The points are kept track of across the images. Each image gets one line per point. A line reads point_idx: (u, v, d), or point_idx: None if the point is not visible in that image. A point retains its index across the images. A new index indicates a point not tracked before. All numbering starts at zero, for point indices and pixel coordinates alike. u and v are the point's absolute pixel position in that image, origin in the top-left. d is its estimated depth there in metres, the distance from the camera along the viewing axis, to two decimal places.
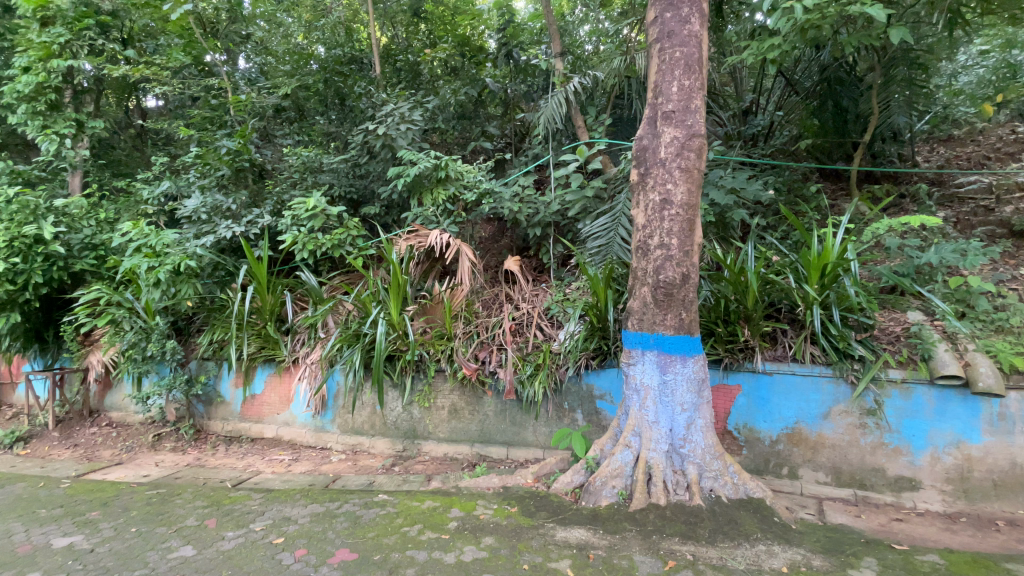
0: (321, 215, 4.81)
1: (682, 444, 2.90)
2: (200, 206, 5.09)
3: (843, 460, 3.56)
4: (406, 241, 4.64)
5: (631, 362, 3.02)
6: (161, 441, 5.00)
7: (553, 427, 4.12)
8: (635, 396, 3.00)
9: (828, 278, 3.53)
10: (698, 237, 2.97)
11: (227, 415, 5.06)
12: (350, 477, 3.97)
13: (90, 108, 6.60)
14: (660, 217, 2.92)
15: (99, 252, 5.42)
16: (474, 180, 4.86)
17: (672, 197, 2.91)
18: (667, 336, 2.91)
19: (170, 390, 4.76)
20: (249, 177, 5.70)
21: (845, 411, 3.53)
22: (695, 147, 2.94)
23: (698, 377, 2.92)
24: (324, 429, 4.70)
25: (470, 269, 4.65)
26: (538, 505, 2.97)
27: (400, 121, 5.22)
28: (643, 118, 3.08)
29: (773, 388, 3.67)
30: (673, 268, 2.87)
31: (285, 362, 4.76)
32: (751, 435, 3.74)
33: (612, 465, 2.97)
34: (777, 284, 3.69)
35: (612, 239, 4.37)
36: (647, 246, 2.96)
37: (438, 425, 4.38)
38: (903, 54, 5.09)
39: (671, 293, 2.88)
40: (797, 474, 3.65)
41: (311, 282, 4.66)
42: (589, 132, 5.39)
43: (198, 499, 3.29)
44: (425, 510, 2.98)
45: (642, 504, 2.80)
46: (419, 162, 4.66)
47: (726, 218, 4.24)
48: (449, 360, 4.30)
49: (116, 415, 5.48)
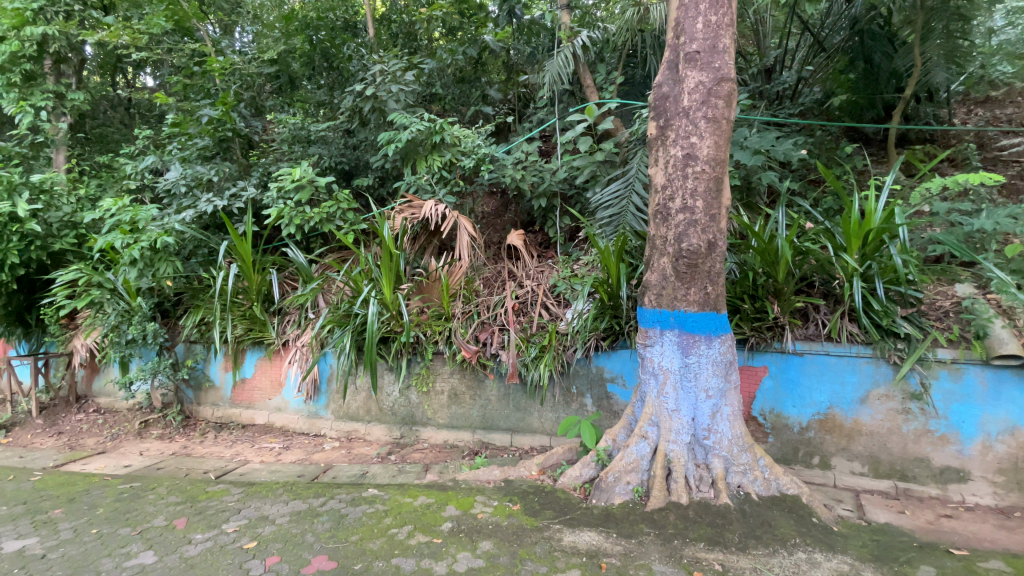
0: (307, 186, 4.46)
1: (706, 435, 2.55)
2: (179, 178, 4.72)
3: (882, 449, 3.24)
4: (400, 213, 4.27)
5: (648, 343, 2.66)
6: (148, 428, 4.77)
7: (560, 413, 3.83)
8: (652, 381, 2.64)
9: (871, 247, 3.13)
10: (727, 200, 2.57)
11: (218, 401, 4.82)
12: (342, 467, 3.70)
13: (72, 80, 6.25)
14: (682, 175, 2.53)
15: (78, 231, 5.11)
16: (472, 145, 4.44)
17: (697, 150, 2.51)
18: (689, 312, 2.54)
19: (154, 375, 4.51)
20: (234, 149, 5.34)
21: (885, 395, 3.20)
22: (724, 94, 2.53)
23: (725, 360, 2.56)
24: (317, 415, 4.42)
25: (469, 243, 4.29)
26: (543, 502, 2.63)
27: (391, 82, 4.80)
28: (663, 64, 2.68)
29: (803, 370, 3.34)
30: (698, 235, 2.49)
31: (274, 344, 4.46)
32: (778, 421, 3.42)
33: (625, 459, 2.60)
34: (813, 255, 3.29)
35: (625, 208, 3.95)
36: (668, 211, 2.57)
37: (437, 411, 4.09)
38: (942, 5, 4.59)
39: (695, 264, 2.49)
40: (830, 464, 3.34)
41: (299, 260, 4.34)
42: (599, 92, 4.95)
43: (171, 495, 3.03)
44: (416, 508, 2.68)
45: (660, 503, 2.45)
46: (412, 126, 4.24)
47: (752, 182, 3.81)
48: (447, 342, 3.97)
49: (106, 401, 5.27)
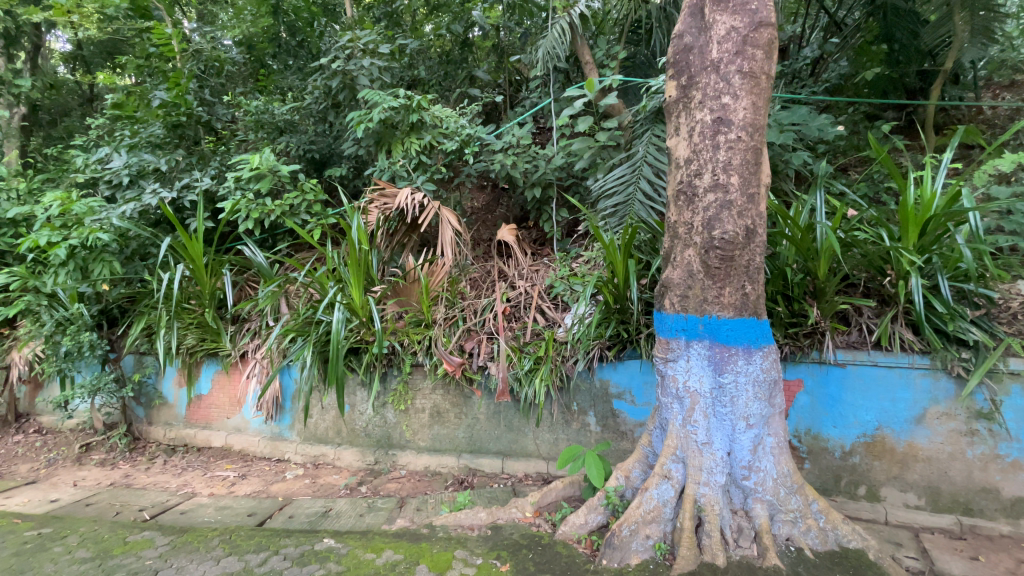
0: (268, 175, 3.91)
1: (745, 475, 2.02)
2: (122, 167, 4.17)
3: (941, 477, 2.72)
4: (373, 204, 3.72)
5: (669, 358, 2.12)
6: (89, 453, 4.19)
7: (559, 435, 3.30)
8: (676, 406, 2.10)
9: (930, 237, 2.60)
10: (766, 176, 2.06)
11: (171, 420, 4.25)
12: (302, 502, 3.15)
13: (20, 64, 5.67)
14: (713, 145, 2.00)
15: (16, 229, 4.53)
16: (455, 126, 3.88)
17: (731, 113, 1.98)
18: (723, 319, 2.01)
19: (93, 392, 3.94)
20: (193, 137, 4.77)
21: (945, 414, 2.68)
22: (764, 42, 2.00)
23: (769, 379, 2.03)
24: (281, 436, 3.87)
25: (453, 240, 3.71)
26: (540, 561, 2.09)
27: (364, 59, 4.25)
28: (683, 10, 2.14)
29: (846, 384, 2.82)
30: (734, 220, 1.96)
31: (230, 356, 3.90)
32: (816, 445, 2.90)
33: (644, 506, 2.06)
34: (859, 248, 2.76)
35: (632, 195, 3.41)
36: (694, 190, 2.03)
37: (417, 432, 3.54)
38: None
39: (731, 256, 1.96)
40: (878, 496, 2.82)
41: (258, 259, 3.77)
42: (599, 69, 4.40)
43: (82, 549, 2.49)
44: (378, 568, 2.13)
45: (690, 565, 1.91)
46: (384, 103, 3.70)
47: (779, 164, 3.29)
48: (427, 353, 3.42)
49: (49, 421, 4.68)
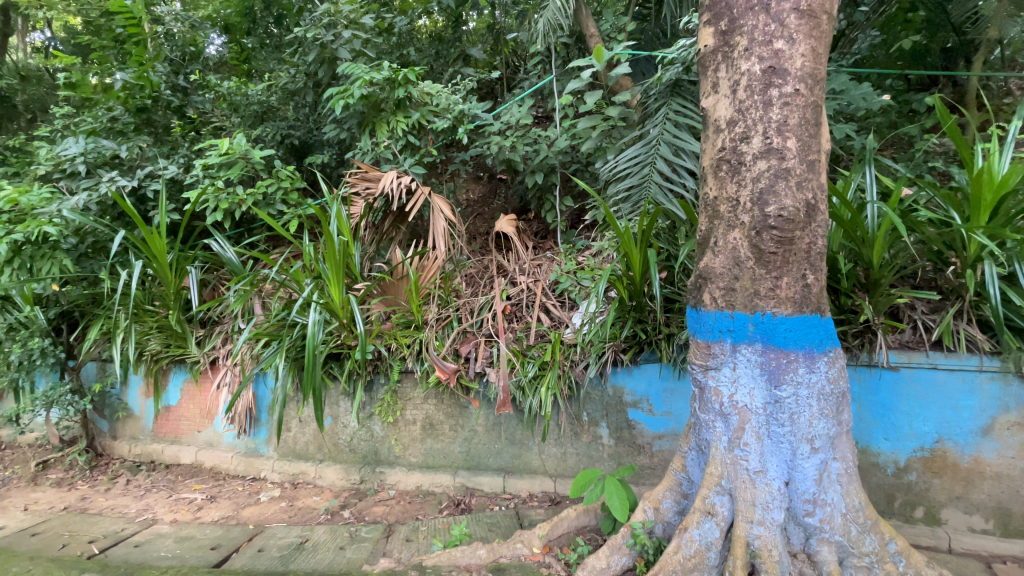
0: (239, 162, 3.52)
1: (808, 510, 1.67)
2: (78, 154, 3.74)
3: (1013, 497, 2.34)
4: (356, 191, 3.32)
5: (710, 367, 1.75)
6: (46, 471, 3.78)
7: (567, 448, 2.91)
8: (720, 426, 1.73)
9: (1004, 216, 2.21)
10: (826, 140, 1.68)
11: (138, 433, 3.85)
12: (275, 531, 2.76)
13: None
14: (764, 101, 1.61)
15: None
16: (447, 102, 3.50)
17: (785, 61, 1.59)
18: (778, 318, 1.64)
19: (47, 405, 3.52)
20: (161, 122, 4.34)
21: (1017, 424, 2.30)
22: None
23: (835, 392, 1.67)
24: (256, 451, 3.47)
25: (446, 231, 3.31)
26: None
27: (345, 33, 3.84)
28: None
29: (899, 390, 2.44)
30: (792, 193, 1.58)
31: (199, 363, 3.51)
32: (865, 460, 2.52)
33: (683, 551, 1.71)
34: (918, 232, 2.37)
35: (648, 177, 3.02)
36: (740, 158, 1.64)
37: (408, 447, 3.15)
38: None
39: (789, 238, 1.58)
40: (939, 519, 2.44)
41: (228, 258, 3.32)
42: (604, 43, 3.99)
43: None
44: None
45: None
46: (367, 77, 3.29)
47: None
48: (418, 358, 3.03)
49: (7, 435, 4.25)
